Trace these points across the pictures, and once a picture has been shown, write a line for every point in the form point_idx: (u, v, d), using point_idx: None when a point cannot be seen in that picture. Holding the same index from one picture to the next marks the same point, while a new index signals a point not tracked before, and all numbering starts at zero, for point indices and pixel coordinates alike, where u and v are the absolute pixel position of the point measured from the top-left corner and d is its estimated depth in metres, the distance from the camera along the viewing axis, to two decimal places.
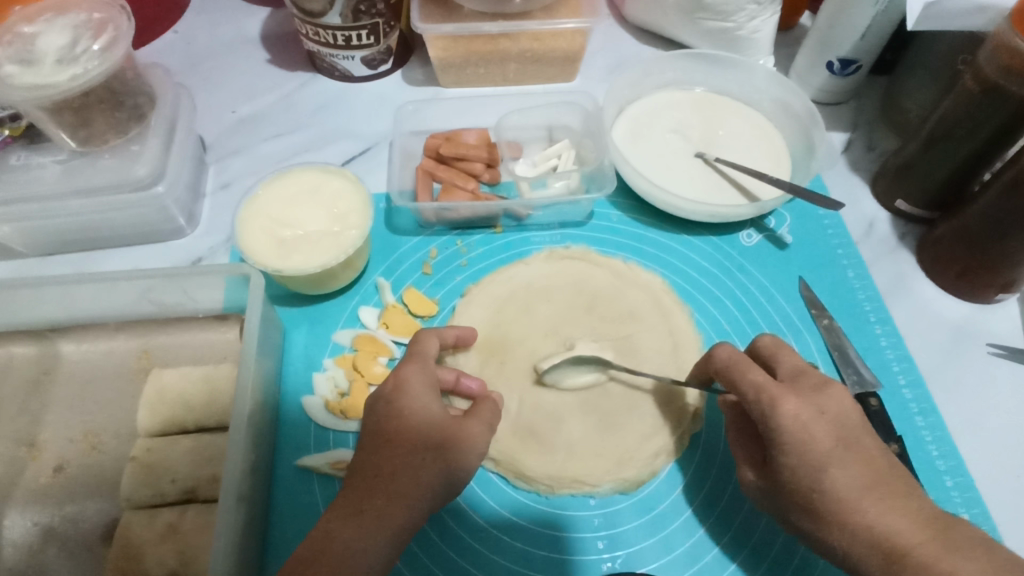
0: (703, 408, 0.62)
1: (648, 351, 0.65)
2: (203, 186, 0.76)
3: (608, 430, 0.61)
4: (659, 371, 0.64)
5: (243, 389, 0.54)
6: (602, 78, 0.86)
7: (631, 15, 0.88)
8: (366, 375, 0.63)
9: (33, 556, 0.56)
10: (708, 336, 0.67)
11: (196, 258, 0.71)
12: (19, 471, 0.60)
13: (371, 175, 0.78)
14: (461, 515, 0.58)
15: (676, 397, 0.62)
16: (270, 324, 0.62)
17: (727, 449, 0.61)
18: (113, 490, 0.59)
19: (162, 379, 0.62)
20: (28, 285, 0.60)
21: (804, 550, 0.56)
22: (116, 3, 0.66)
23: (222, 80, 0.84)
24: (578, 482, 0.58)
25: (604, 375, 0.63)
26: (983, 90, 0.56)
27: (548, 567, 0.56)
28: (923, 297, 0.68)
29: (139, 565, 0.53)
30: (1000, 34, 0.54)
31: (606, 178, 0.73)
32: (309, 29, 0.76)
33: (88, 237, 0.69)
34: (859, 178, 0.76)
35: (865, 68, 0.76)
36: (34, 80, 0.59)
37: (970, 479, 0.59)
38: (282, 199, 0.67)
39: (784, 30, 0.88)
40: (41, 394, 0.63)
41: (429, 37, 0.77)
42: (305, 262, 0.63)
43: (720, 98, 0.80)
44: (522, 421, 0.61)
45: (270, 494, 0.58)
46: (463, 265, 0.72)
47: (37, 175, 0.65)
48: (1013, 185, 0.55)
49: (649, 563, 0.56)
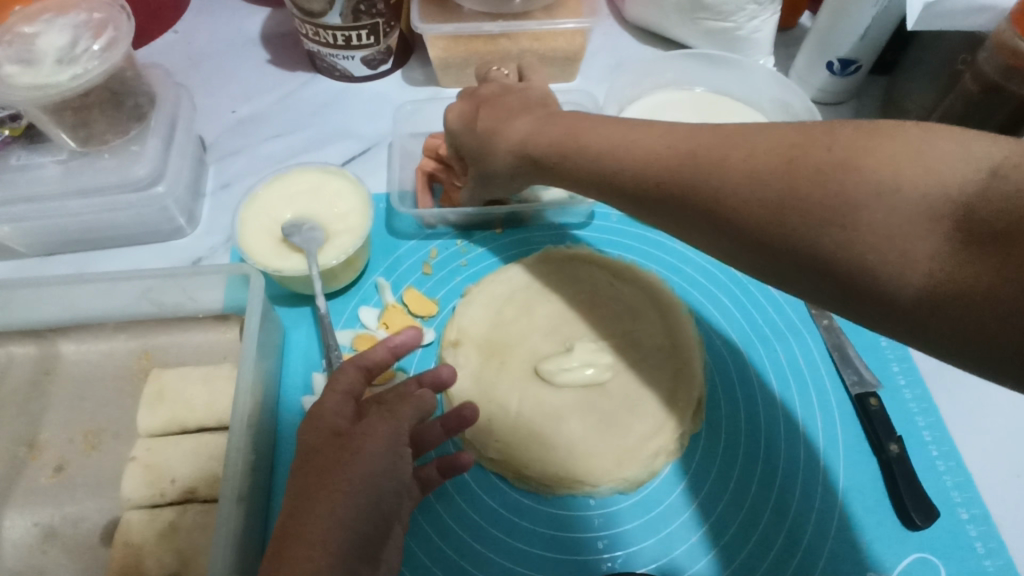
0: (703, 404, 0.63)
1: (649, 350, 0.65)
2: (203, 186, 0.76)
3: (608, 429, 0.60)
4: (658, 370, 0.64)
5: (243, 388, 0.54)
6: (602, 79, 0.86)
7: (631, 15, 0.88)
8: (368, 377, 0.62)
9: (33, 557, 0.55)
10: (709, 337, 0.67)
11: (196, 258, 0.71)
12: (19, 471, 0.60)
13: (371, 176, 0.78)
14: (462, 515, 0.58)
15: (677, 396, 0.62)
16: (270, 324, 0.62)
17: (726, 447, 0.61)
18: (112, 491, 0.59)
19: (162, 380, 0.62)
20: (28, 285, 0.60)
21: (805, 549, 0.57)
22: (116, 3, 0.66)
23: (221, 80, 0.84)
24: (578, 482, 0.58)
25: (603, 375, 0.63)
26: (983, 90, 0.57)
27: (548, 567, 0.56)
28: None
29: (139, 566, 0.53)
30: (1000, 34, 0.54)
31: None
32: (309, 29, 0.76)
33: (87, 236, 0.69)
34: None
35: (865, 69, 0.76)
36: (34, 80, 0.59)
37: (969, 478, 0.59)
38: (283, 200, 0.67)
39: (785, 31, 0.88)
40: (42, 394, 0.63)
41: (429, 37, 0.77)
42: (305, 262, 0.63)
43: (720, 99, 0.80)
44: (522, 421, 0.61)
45: (270, 493, 0.58)
46: (463, 265, 0.72)
47: (37, 174, 0.65)
48: None
49: (649, 562, 0.56)
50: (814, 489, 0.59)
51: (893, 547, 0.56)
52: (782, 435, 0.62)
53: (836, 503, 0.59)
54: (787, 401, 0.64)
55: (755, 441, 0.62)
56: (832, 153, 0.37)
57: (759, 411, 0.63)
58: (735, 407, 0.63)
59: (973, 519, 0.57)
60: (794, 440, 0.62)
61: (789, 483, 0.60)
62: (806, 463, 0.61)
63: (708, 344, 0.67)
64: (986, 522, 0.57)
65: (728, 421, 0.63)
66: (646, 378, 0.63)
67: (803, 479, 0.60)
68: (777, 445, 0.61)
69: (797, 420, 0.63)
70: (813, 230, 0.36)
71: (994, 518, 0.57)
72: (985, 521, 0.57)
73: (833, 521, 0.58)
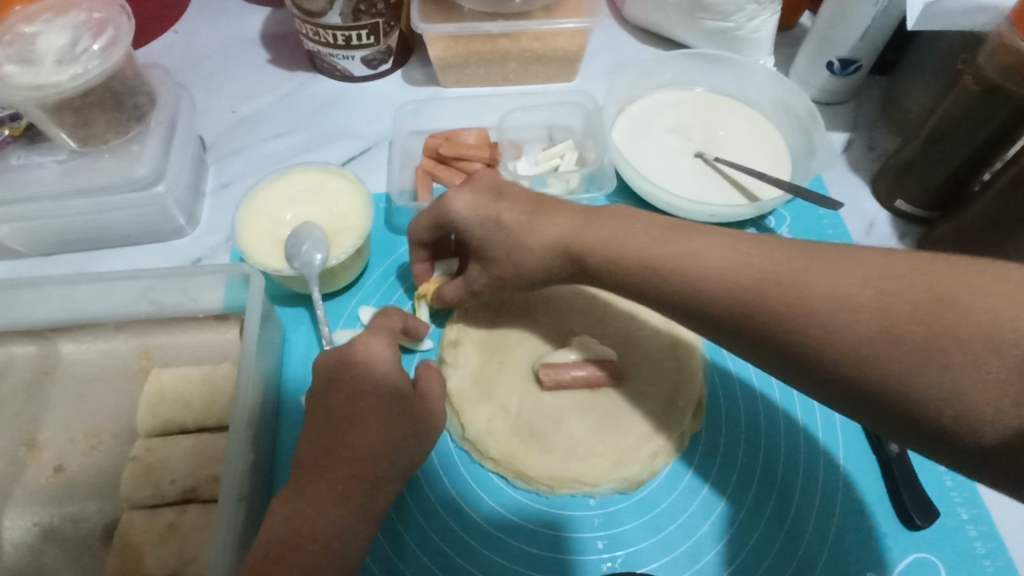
0: (697, 433, 0.62)
1: (638, 404, 0.61)
2: (203, 186, 0.76)
3: (609, 429, 0.60)
4: (651, 414, 0.61)
5: (243, 388, 0.53)
6: (601, 78, 0.86)
7: (631, 15, 0.88)
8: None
9: (33, 557, 0.55)
10: (710, 372, 0.65)
11: (196, 259, 0.71)
12: (19, 472, 0.60)
13: (371, 176, 0.77)
14: (461, 514, 0.58)
15: (675, 419, 0.61)
16: (269, 324, 0.62)
17: (717, 477, 0.60)
18: (112, 490, 0.59)
19: (161, 379, 0.62)
20: (29, 286, 0.60)
21: (805, 549, 0.57)
22: (116, 3, 0.66)
23: (222, 79, 0.84)
24: (577, 483, 0.58)
25: (592, 394, 0.62)
26: (983, 90, 0.57)
27: (549, 567, 0.56)
28: None
29: (139, 566, 0.53)
30: (1001, 34, 0.54)
31: (606, 178, 0.74)
32: (309, 29, 0.76)
33: (88, 236, 0.69)
34: (860, 178, 0.76)
35: (865, 68, 0.76)
36: (33, 80, 0.59)
37: (986, 513, 0.57)
38: (283, 200, 0.68)
39: (784, 30, 0.88)
40: (42, 393, 0.63)
41: (429, 37, 0.76)
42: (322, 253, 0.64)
43: (720, 98, 0.80)
44: (522, 422, 0.60)
45: (270, 494, 0.58)
46: None
47: (38, 174, 0.65)
48: (1014, 185, 0.55)
49: (649, 563, 0.56)
50: (816, 484, 0.60)
51: (893, 546, 0.57)
52: (779, 476, 0.60)
53: (839, 491, 0.59)
54: (783, 454, 0.61)
55: (745, 486, 0.60)
56: (936, 286, 0.38)
57: (761, 414, 0.63)
58: (724, 362, 0.66)
59: (974, 520, 0.57)
60: (804, 417, 0.63)
61: (789, 477, 0.60)
62: (806, 448, 0.62)
63: (709, 411, 0.63)
64: (986, 522, 0.57)
65: (723, 466, 0.61)
66: (647, 378, 0.63)
67: (803, 480, 0.60)
68: (778, 434, 0.62)
69: (799, 465, 0.61)
70: (910, 374, 0.38)
71: (993, 518, 0.57)
72: (985, 521, 0.57)
73: (835, 511, 0.58)
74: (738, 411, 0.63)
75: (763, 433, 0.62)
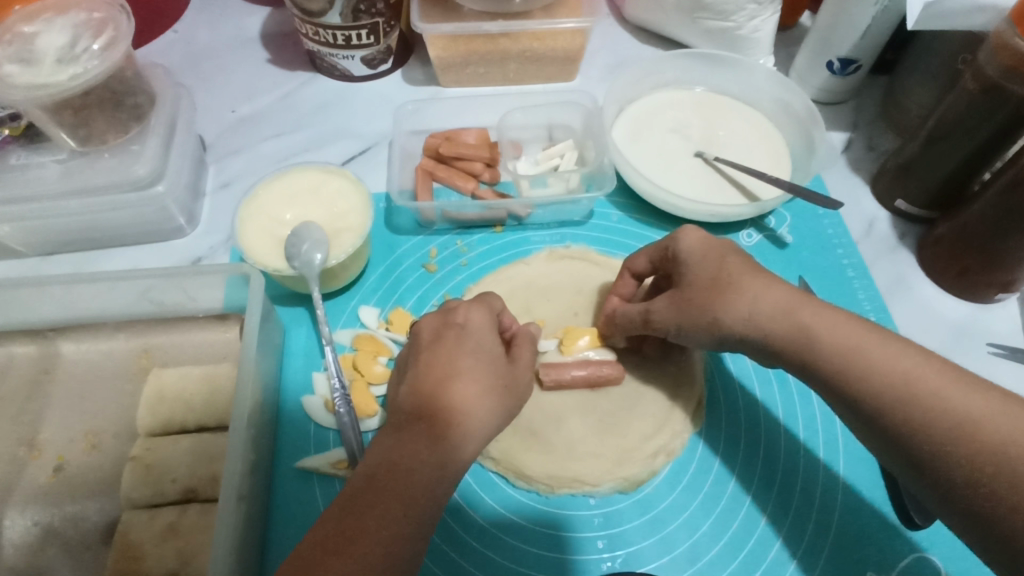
0: (698, 431, 0.62)
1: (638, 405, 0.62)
2: (203, 186, 0.76)
3: (609, 430, 0.61)
4: (651, 416, 0.62)
5: (243, 388, 0.53)
6: (601, 78, 0.86)
7: (631, 15, 0.88)
8: (366, 375, 0.63)
9: (33, 557, 0.55)
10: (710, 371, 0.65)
11: (196, 258, 0.71)
12: (19, 472, 0.60)
13: (371, 176, 0.77)
14: (461, 514, 0.58)
15: (671, 420, 0.62)
16: (269, 323, 0.62)
17: (717, 479, 0.60)
18: (112, 490, 0.59)
19: (161, 379, 0.62)
20: (29, 285, 0.60)
21: (803, 550, 0.57)
22: (116, 3, 0.66)
23: (222, 79, 0.84)
24: (578, 482, 0.58)
25: (591, 394, 0.63)
26: (983, 90, 0.57)
27: (549, 567, 0.56)
28: (924, 296, 0.68)
29: (139, 566, 0.53)
30: (1000, 34, 0.54)
31: (606, 178, 0.73)
32: (309, 28, 0.76)
33: (88, 236, 0.69)
34: (860, 178, 0.76)
35: (865, 68, 0.76)
36: (33, 80, 0.59)
37: None
38: (283, 200, 0.68)
39: (784, 30, 0.88)
40: (42, 393, 0.63)
41: (429, 36, 0.76)
42: (338, 249, 0.64)
43: (719, 98, 0.80)
44: (522, 421, 0.61)
45: (270, 494, 0.58)
46: (463, 265, 0.72)
47: (37, 174, 0.64)
48: (1013, 185, 0.55)
49: (649, 562, 0.56)
50: (816, 482, 0.60)
51: (892, 546, 0.57)
52: (778, 475, 0.60)
53: (838, 490, 0.59)
54: (784, 454, 0.61)
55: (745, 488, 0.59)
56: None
57: (760, 413, 0.63)
58: (723, 362, 0.66)
59: None
60: (809, 418, 0.63)
61: (789, 476, 0.60)
62: (806, 449, 0.61)
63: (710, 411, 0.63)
64: None
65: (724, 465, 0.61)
66: (645, 379, 0.64)
67: (803, 480, 0.60)
68: (778, 433, 0.62)
69: (799, 464, 0.61)
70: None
71: None
72: None
73: (834, 511, 0.58)
74: (740, 410, 0.63)
75: (763, 430, 0.62)
